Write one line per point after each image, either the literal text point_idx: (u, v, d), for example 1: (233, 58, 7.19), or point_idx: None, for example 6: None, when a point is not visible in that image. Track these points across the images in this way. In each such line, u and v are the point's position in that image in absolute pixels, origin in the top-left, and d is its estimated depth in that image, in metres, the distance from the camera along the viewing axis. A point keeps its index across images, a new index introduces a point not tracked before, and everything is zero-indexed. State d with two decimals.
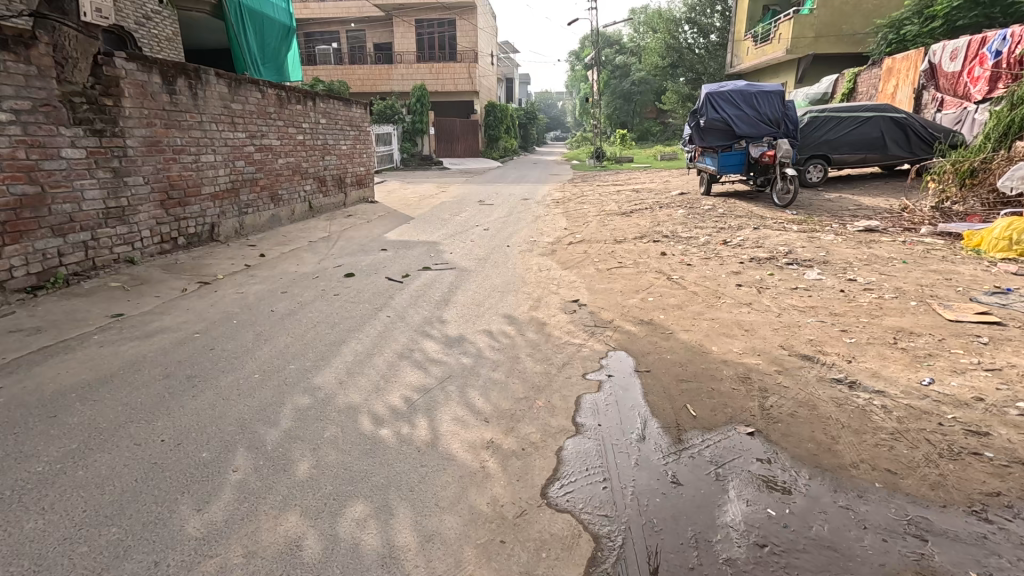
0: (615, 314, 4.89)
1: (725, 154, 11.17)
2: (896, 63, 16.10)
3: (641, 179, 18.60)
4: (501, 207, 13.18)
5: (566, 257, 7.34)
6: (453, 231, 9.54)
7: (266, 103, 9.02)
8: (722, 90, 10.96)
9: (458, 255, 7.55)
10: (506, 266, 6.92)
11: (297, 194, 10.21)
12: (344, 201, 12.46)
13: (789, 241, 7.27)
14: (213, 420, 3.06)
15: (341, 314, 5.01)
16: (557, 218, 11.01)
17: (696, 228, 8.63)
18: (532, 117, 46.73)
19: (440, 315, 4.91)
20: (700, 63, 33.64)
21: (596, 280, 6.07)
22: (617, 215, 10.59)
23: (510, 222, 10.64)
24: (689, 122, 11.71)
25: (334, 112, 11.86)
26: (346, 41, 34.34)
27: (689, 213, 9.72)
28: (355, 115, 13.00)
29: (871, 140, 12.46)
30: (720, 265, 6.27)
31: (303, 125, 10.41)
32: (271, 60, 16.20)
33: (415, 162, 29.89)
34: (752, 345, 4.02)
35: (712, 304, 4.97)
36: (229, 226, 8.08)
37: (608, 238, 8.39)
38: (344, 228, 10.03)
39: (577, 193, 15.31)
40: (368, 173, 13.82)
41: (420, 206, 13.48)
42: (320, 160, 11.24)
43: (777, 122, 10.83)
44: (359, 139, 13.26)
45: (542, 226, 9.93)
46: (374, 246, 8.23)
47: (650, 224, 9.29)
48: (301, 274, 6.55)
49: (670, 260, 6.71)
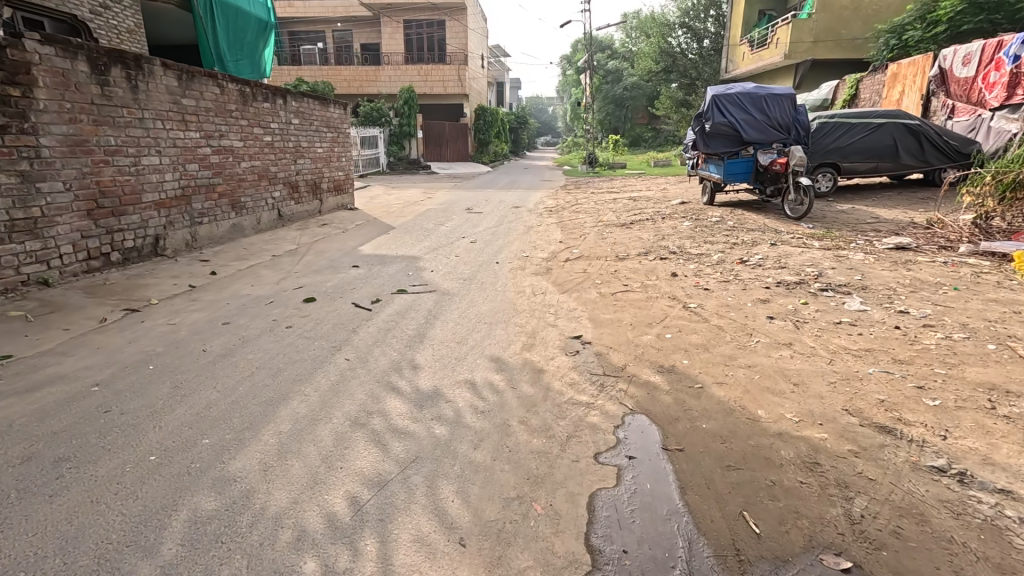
0: (627, 357, 3.98)
1: (731, 161, 10.39)
2: (902, 68, 15.47)
3: (636, 186, 17.81)
4: (490, 215, 12.29)
5: (563, 277, 6.45)
6: (437, 244, 8.61)
7: (225, 99, 8.02)
8: (729, 92, 10.16)
9: (440, 273, 6.63)
10: (495, 287, 6.01)
11: (264, 200, 9.22)
12: (320, 208, 11.47)
13: (814, 260, 6.45)
14: (60, 545, 2.09)
15: (289, 355, 4.03)
16: (551, 228, 10.15)
17: (706, 243, 7.81)
18: (523, 122, 46.01)
19: (411, 358, 3.96)
20: (694, 69, 33.09)
21: (599, 307, 5.17)
22: (616, 227, 9.76)
23: (500, 233, 9.74)
24: (692, 127, 10.90)
25: (308, 112, 10.89)
26: (332, 41, 33.40)
27: (695, 226, 8.89)
28: (333, 116, 12.04)
29: (883, 148, 11.72)
30: (742, 290, 5.42)
31: (272, 125, 9.43)
32: (244, 56, 15.20)
33: (402, 166, 28.92)
34: (809, 408, 3.13)
35: (744, 345, 4.09)
36: (177, 238, 7.08)
37: (609, 254, 7.54)
38: (316, 239, 9.06)
39: (571, 201, 14.46)
40: (347, 179, 12.83)
41: (404, 214, 12.53)
42: (292, 164, 10.25)
43: (787, 128, 10.15)
44: (338, 141, 12.30)
45: (536, 239, 9.06)
46: (345, 262, 7.27)
47: (653, 237, 8.45)
48: (252, 297, 5.57)
49: (682, 283, 5.85)
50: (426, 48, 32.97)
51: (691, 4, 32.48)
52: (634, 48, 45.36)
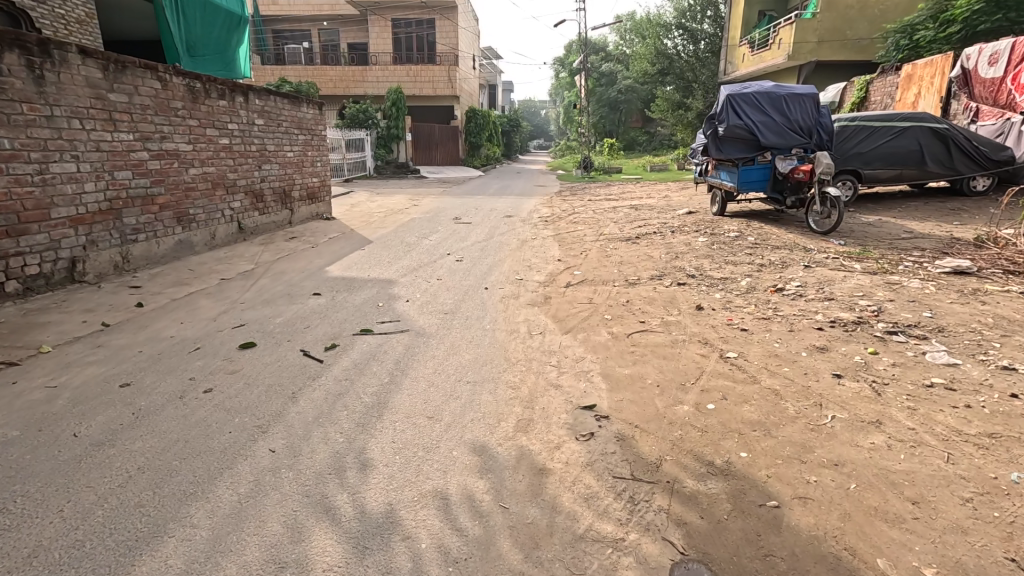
0: (661, 446, 2.88)
1: (746, 169, 9.40)
2: (918, 69, 14.60)
3: (637, 193, 16.81)
4: (480, 226, 11.22)
5: (564, 309, 5.36)
6: (415, 263, 7.49)
7: (168, 95, 6.88)
8: (746, 92, 9.18)
9: (416, 305, 5.51)
10: (482, 325, 4.91)
11: (220, 212, 8.06)
12: (290, 218, 10.31)
13: (862, 289, 5.42)
14: None
15: (191, 444, 2.89)
16: (548, 243, 9.08)
17: (727, 265, 6.77)
18: (516, 124, 44.98)
19: (361, 451, 2.83)
20: (690, 71, 32.10)
21: (614, 357, 4.09)
22: (620, 242, 8.71)
23: (490, 248, 8.65)
24: (703, 130, 9.88)
25: (276, 111, 9.72)
26: (318, 41, 32.36)
27: (712, 242, 7.84)
28: (306, 117, 10.87)
29: (908, 153, 10.75)
30: (790, 333, 4.35)
31: (230, 126, 8.28)
32: (214, 51, 14.13)
33: (390, 170, 27.79)
34: (954, 558, 2.05)
35: (818, 424, 3.01)
36: (103, 259, 5.93)
37: (616, 277, 6.48)
38: (279, 256, 7.91)
39: (568, 210, 13.40)
40: (322, 186, 11.67)
41: (385, 225, 11.39)
42: (257, 169, 9.10)
43: (809, 131, 9.14)
44: (311, 145, 11.14)
45: (531, 256, 7.99)
46: (306, 288, 6.15)
47: (665, 256, 7.40)
48: (175, 341, 4.41)
49: (712, 320, 4.79)
50: (415, 48, 31.89)
51: (688, 5, 31.63)
52: (629, 50, 44.47)
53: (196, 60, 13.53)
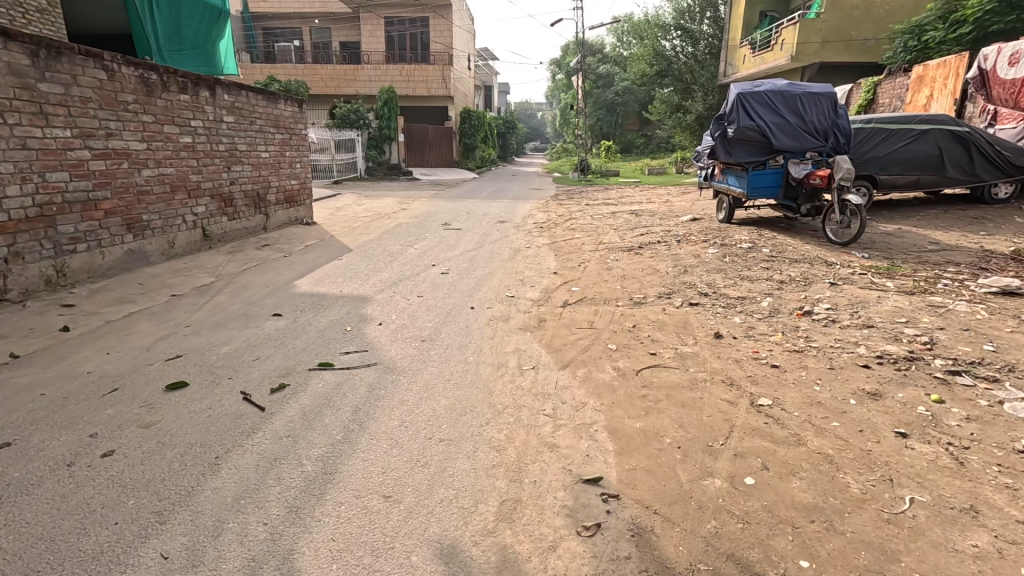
0: (690, 548, 2.16)
1: (756, 173, 8.71)
2: (930, 69, 14.01)
3: (636, 197, 16.12)
4: (471, 232, 10.49)
5: (561, 335, 4.63)
6: (396, 276, 6.76)
7: (116, 86, 6.13)
8: (757, 90, 8.49)
9: (391, 329, 4.76)
10: (464, 356, 4.16)
11: (180, 217, 7.29)
12: (264, 224, 9.54)
13: (903, 313, 4.72)
14: None
15: (56, 545, 2.13)
16: (543, 253, 8.37)
17: (743, 281, 6.07)
18: (511, 126, 44.28)
19: (286, 559, 2.08)
20: (689, 73, 31.40)
21: (622, 405, 3.36)
22: (621, 252, 8.01)
23: (480, 259, 7.91)
24: (711, 131, 9.18)
25: (248, 107, 8.92)
26: (309, 39, 31.89)
27: (722, 254, 7.14)
28: (283, 114, 10.09)
29: (926, 158, 10.11)
30: (831, 373, 3.63)
31: (193, 123, 7.52)
32: (192, 45, 13.37)
33: (381, 171, 27.05)
34: None
35: (895, 514, 2.29)
36: (31, 273, 5.19)
37: (620, 295, 5.77)
38: (245, 266, 7.15)
39: (564, 216, 12.68)
40: (302, 189, 10.90)
41: (369, 231, 10.64)
42: (226, 171, 8.33)
43: (825, 134, 8.52)
44: (289, 144, 10.36)
45: (525, 268, 7.26)
46: (268, 306, 5.40)
47: (673, 269, 6.71)
48: (90, 380, 3.64)
49: (735, 352, 4.07)
50: (409, 46, 31.14)
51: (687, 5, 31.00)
52: (627, 53, 43.83)
53: (172, 54, 12.79)
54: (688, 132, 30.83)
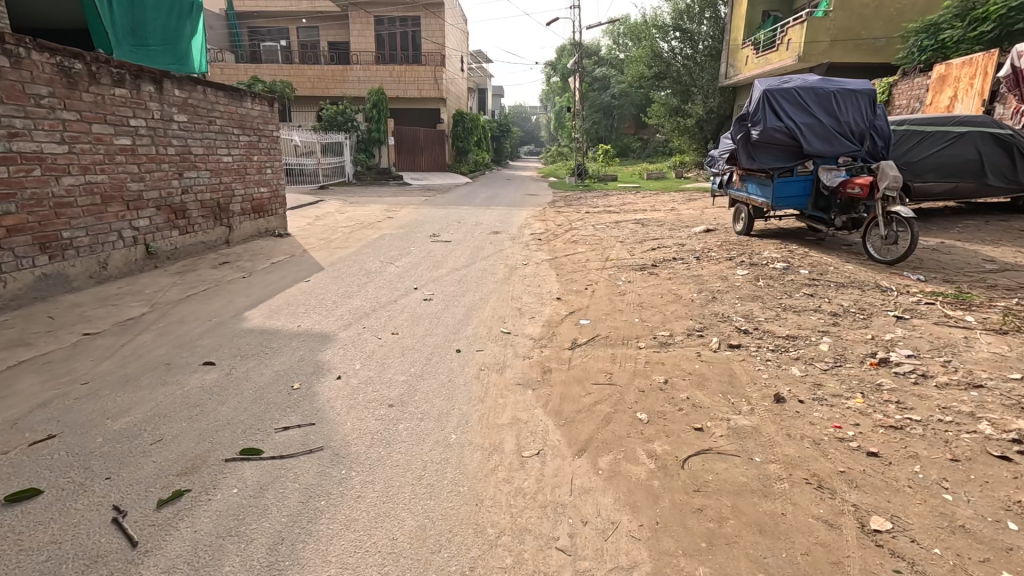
0: None
1: (783, 181, 7.73)
2: (953, 69, 13.15)
3: (639, 204, 15.13)
4: (461, 245, 9.43)
5: (572, 395, 3.55)
6: (369, 304, 5.67)
7: (22, 76, 5.06)
8: (786, 87, 7.49)
9: (351, 389, 3.65)
10: (443, 434, 3.07)
11: (114, 233, 6.16)
12: (226, 237, 8.44)
13: (1009, 364, 3.67)
14: None
15: None
16: (543, 272, 7.31)
17: (786, 312, 5.03)
18: (506, 130, 43.31)
19: None
20: (688, 75, 30.45)
21: (670, 530, 2.29)
22: (633, 271, 6.97)
23: (470, 280, 6.84)
24: (732, 132, 8.17)
25: (205, 105, 7.81)
26: (296, 38, 30.88)
27: (753, 275, 6.11)
28: (249, 114, 8.97)
29: (964, 163, 9.13)
30: (959, 471, 2.58)
31: (134, 122, 6.41)
32: (159, 39, 12.16)
33: (370, 176, 25.93)
34: None
35: None
36: None
37: (640, 331, 4.71)
38: (190, 293, 6.04)
39: (564, 225, 11.64)
40: (273, 197, 9.78)
41: (348, 243, 9.55)
42: (177, 178, 7.21)
43: (862, 136, 7.51)
44: (257, 146, 9.22)
45: (522, 293, 6.19)
46: (201, 349, 4.29)
47: (698, 295, 5.67)
48: None
49: (811, 430, 3.01)
50: (399, 46, 30.09)
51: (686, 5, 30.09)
52: (623, 55, 42.88)
53: (135, 49, 11.60)
54: (686, 136, 29.97)
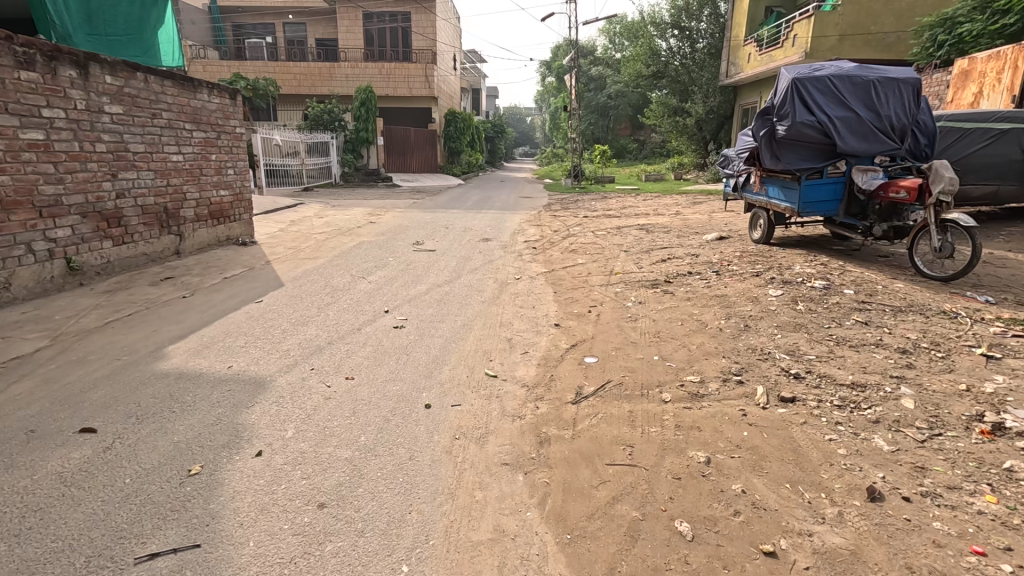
0: None
1: (810, 184, 6.80)
2: (977, 64, 12.28)
3: (639, 208, 14.16)
4: (446, 255, 8.42)
5: (579, 486, 2.53)
6: (325, 335, 4.63)
7: None
8: (819, 75, 6.50)
9: (270, 475, 2.62)
10: (388, 564, 2.06)
11: (19, 246, 5.12)
12: (176, 246, 7.38)
13: None
14: None
15: None
16: (538, 289, 6.30)
17: (841, 348, 4.03)
18: (500, 131, 42.36)
19: None
20: (686, 73, 29.52)
21: None
22: (644, 289, 5.97)
23: (452, 300, 5.80)
24: (753, 128, 7.20)
25: (148, 95, 6.77)
26: (283, 34, 29.85)
27: (787, 296, 5.12)
28: (205, 107, 7.91)
29: (1007, 164, 8.18)
30: None
31: (44, 112, 5.38)
32: (120, 31, 10.71)
33: (358, 177, 24.87)
34: None
35: None
36: None
37: (663, 377, 3.70)
38: (110, 319, 4.99)
39: (561, 231, 10.65)
40: (234, 202, 8.71)
41: (318, 254, 8.50)
42: (110, 180, 6.17)
43: (902, 133, 6.57)
44: (213, 143, 8.13)
45: (513, 318, 5.17)
46: (86, 407, 3.25)
47: (727, 323, 4.66)
48: None
49: (941, 560, 2.00)
50: (389, 43, 29.03)
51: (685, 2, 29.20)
52: (619, 54, 41.92)
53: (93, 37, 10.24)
54: (684, 136, 29.06)
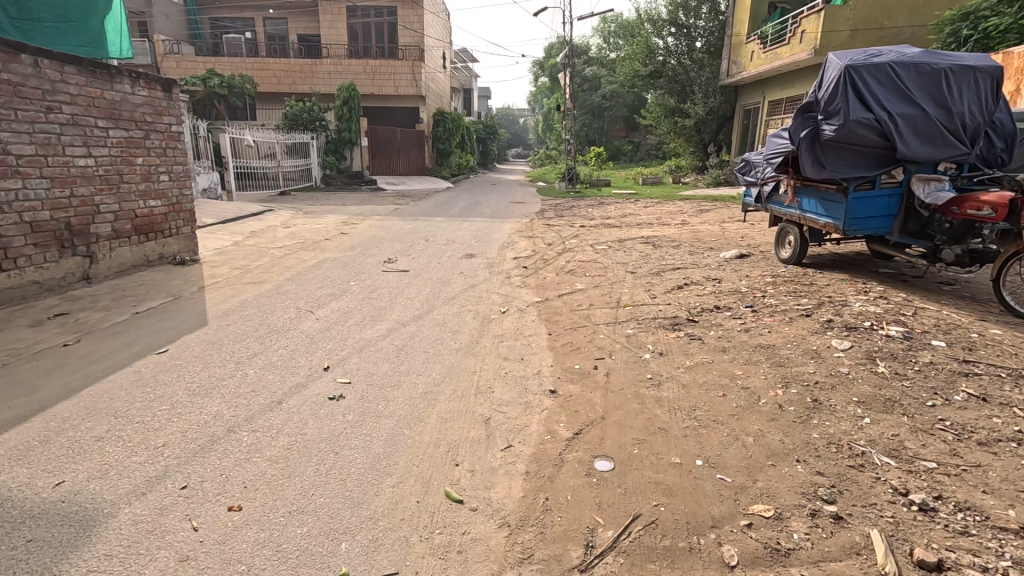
0: None
1: (859, 196, 5.59)
2: (1014, 59, 11.13)
3: (641, 216, 12.90)
4: (420, 277, 7.11)
5: None
6: (231, 413, 3.32)
7: None
8: (877, 63, 5.26)
9: None
10: None
11: None
12: (84, 271, 6.06)
13: None
14: None
15: None
16: (528, 329, 5.02)
17: (968, 447, 2.76)
18: (491, 131, 41.05)
19: None
20: (685, 73, 28.37)
21: None
22: (663, 332, 4.69)
23: (417, 348, 4.48)
24: (790, 129, 5.93)
25: (38, 83, 5.47)
26: (262, 30, 28.36)
27: (859, 350, 3.85)
28: (126, 101, 6.55)
29: None
30: None
31: None
32: (60, 15, 8.77)
33: (340, 180, 23.48)
34: None
35: None
36: None
37: (716, 506, 2.41)
38: None
39: (555, 245, 9.38)
40: (170, 214, 7.33)
41: (267, 275, 7.16)
42: None
43: (976, 134, 5.33)
44: (139, 144, 6.75)
45: (495, 380, 3.87)
46: None
47: (787, 395, 3.38)
48: None
49: None
50: (374, 40, 27.67)
51: None
52: (613, 53, 40.73)
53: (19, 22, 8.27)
54: (682, 138, 27.90)
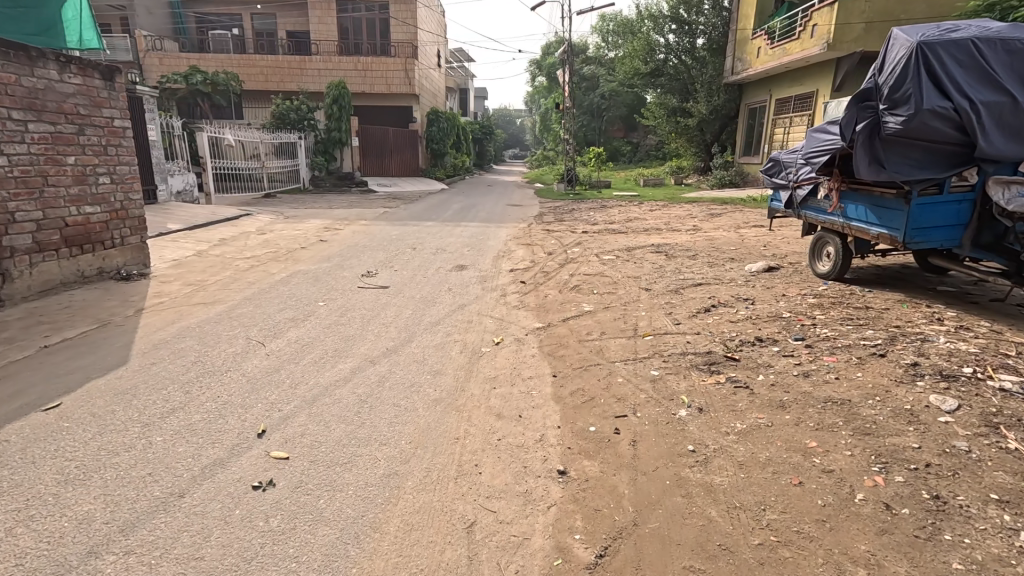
0: None
1: (924, 202, 4.56)
2: None
3: (649, 221, 11.89)
4: (402, 295, 6.11)
5: None
6: (106, 517, 2.33)
7: None
8: (955, 38, 4.42)
9: None
10: None
11: None
12: None
13: None
14: None
15: None
16: (528, 368, 4.03)
17: None
18: (488, 132, 40.03)
19: None
20: (687, 71, 27.31)
21: None
22: (698, 375, 3.71)
23: (386, 400, 3.49)
24: (841, 119, 4.91)
25: None
26: (250, 26, 27.29)
27: (974, 413, 2.87)
28: (53, 90, 5.56)
29: None
30: None
31: None
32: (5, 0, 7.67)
33: (330, 181, 22.31)
34: None
35: None
36: None
37: None
38: None
39: (557, 255, 8.39)
40: (113, 221, 6.31)
41: (223, 293, 6.15)
42: None
43: None
44: (70, 140, 5.74)
45: (484, 453, 2.88)
46: None
47: (894, 487, 2.40)
48: None
49: None
50: (366, 37, 26.67)
51: None
52: (613, 52, 39.83)
53: None
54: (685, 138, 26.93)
